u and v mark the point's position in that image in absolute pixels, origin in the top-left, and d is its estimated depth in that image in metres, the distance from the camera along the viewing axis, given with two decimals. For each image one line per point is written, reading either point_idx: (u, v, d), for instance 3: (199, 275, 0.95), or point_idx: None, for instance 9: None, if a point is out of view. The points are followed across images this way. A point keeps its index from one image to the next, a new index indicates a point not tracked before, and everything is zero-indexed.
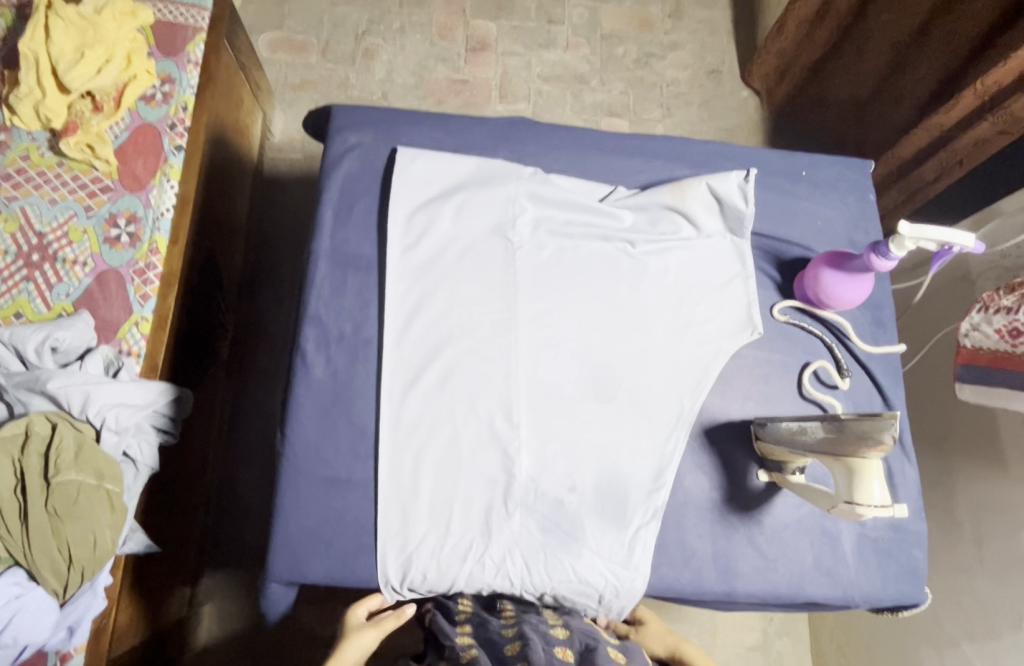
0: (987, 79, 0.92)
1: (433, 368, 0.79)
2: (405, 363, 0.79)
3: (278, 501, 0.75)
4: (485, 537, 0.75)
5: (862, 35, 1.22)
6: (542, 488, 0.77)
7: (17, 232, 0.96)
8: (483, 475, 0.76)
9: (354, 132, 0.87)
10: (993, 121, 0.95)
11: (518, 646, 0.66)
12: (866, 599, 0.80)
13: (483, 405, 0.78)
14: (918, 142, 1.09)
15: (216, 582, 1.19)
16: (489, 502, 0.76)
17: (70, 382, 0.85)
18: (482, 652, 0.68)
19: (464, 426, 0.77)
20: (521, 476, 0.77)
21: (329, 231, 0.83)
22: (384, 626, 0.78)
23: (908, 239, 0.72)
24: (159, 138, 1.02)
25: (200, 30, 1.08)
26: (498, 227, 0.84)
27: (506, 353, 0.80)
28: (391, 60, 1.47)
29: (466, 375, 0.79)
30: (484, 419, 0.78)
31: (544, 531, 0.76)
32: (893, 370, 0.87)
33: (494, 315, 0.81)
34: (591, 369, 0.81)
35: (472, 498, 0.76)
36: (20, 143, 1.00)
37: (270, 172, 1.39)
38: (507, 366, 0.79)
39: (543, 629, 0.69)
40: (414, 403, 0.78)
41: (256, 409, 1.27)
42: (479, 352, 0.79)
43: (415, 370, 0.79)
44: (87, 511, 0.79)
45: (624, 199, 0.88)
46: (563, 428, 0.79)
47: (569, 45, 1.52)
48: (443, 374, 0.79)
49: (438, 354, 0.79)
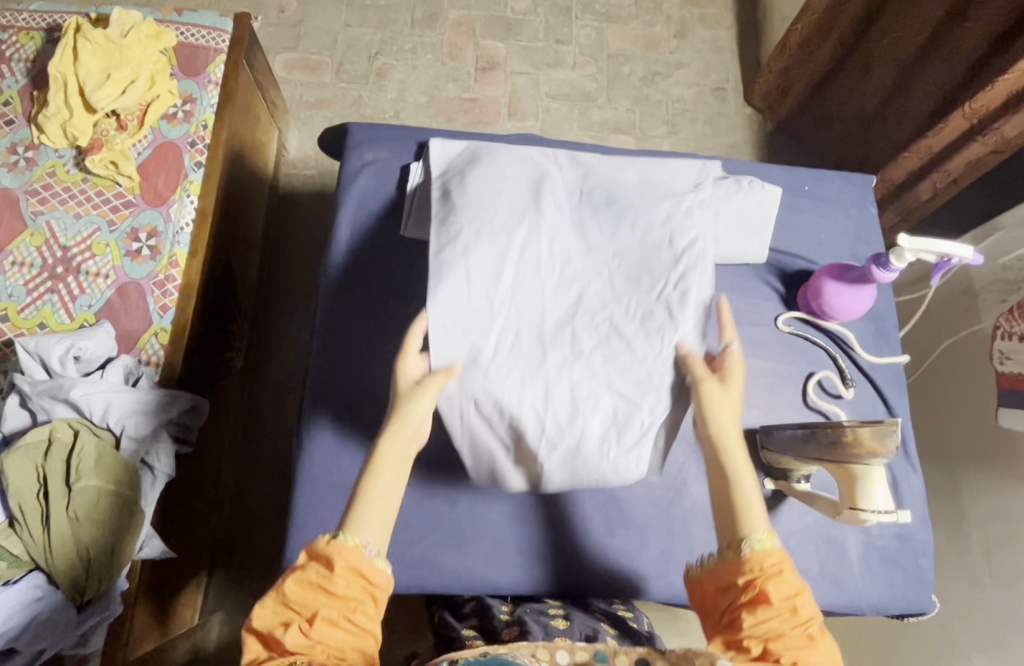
0: (974, 104, 0.96)
1: (479, 243, 0.68)
2: (437, 237, 0.68)
3: (292, 506, 0.77)
4: (550, 376, 0.67)
5: (866, 55, 1.23)
6: (613, 317, 0.68)
7: (43, 246, 1.00)
8: (540, 344, 0.67)
9: (369, 149, 0.89)
10: (983, 143, 0.98)
11: (515, 633, 0.75)
12: (872, 607, 0.80)
13: (543, 231, 0.70)
14: (907, 166, 1.12)
15: (226, 589, 1.20)
16: (567, 372, 0.67)
17: (93, 390, 0.87)
18: (485, 642, 0.76)
19: (504, 357, 0.67)
20: (586, 329, 0.68)
21: (346, 244, 0.86)
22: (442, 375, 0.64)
23: (908, 252, 0.73)
24: (179, 155, 1.05)
25: (220, 52, 1.12)
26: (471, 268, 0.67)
27: (547, 217, 0.71)
28: (403, 79, 1.51)
29: (519, 247, 0.69)
30: (532, 310, 0.68)
31: (623, 343, 0.67)
32: (898, 381, 0.88)
33: (514, 176, 0.73)
34: (636, 174, 0.77)
35: (529, 382, 0.66)
36: (47, 160, 1.04)
37: (285, 189, 1.43)
38: (562, 250, 0.70)
39: (545, 620, 0.77)
40: (456, 301, 0.66)
41: (268, 418, 1.29)
42: (514, 217, 0.69)
43: (451, 234, 0.68)
44: (107, 516, 0.82)
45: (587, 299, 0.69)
46: (624, 279, 0.69)
47: (576, 65, 1.56)
48: (481, 236, 0.68)
49: (475, 203, 0.70)
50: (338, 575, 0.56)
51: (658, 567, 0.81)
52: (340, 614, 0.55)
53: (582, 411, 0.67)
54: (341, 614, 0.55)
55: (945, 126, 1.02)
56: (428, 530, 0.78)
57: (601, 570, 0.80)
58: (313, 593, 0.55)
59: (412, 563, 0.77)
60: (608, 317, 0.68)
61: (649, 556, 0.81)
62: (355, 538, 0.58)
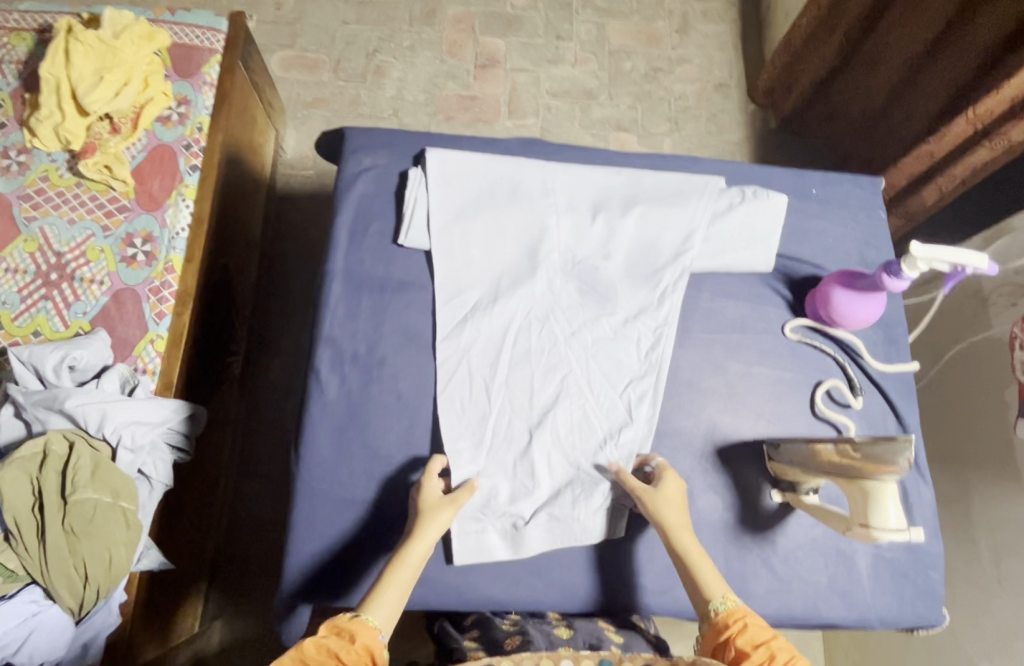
0: (979, 108, 0.94)
1: (481, 322, 0.81)
2: (447, 326, 0.81)
3: (293, 521, 0.76)
4: (535, 456, 0.79)
5: (874, 51, 1.21)
6: (588, 404, 0.81)
7: (37, 252, 0.98)
8: (528, 426, 0.79)
9: (367, 154, 0.87)
10: (990, 147, 0.96)
11: (518, 641, 0.75)
12: (881, 621, 0.79)
13: (534, 319, 0.82)
14: (909, 170, 1.10)
15: (226, 598, 1.19)
16: (548, 453, 0.79)
17: (87, 400, 0.85)
18: (486, 652, 0.76)
19: (499, 440, 0.79)
20: (565, 414, 0.80)
21: (343, 252, 0.84)
22: (459, 500, 0.72)
23: (920, 261, 0.71)
24: (174, 158, 1.04)
25: (215, 53, 1.10)
26: (466, 347, 0.81)
27: (539, 304, 0.83)
28: (401, 77, 1.48)
29: (513, 335, 0.81)
30: (523, 397, 0.80)
31: (594, 428, 0.80)
32: (907, 389, 0.86)
33: (514, 262, 0.84)
34: (628, 238, 0.86)
35: (518, 460, 0.78)
36: (40, 164, 1.02)
37: (283, 190, 1.41)
38: (550, 338, 0.82)
39: (548, 629, 0.78)
40: (461, 388, 0.80)
41: (268, 424, 1.28)
42: (510, 308, 0.82)
43: (458, 327, 0.81)
44: (103, 529, 0.80)
45: (562, 378, 0.81)
46: (599, 367, 0.82)
47: (577, 61, 1.53)
48: (482, 327, 0.81)
49: (479, 290, 0.83)
50: (354, 647, 0.59)
51: (664, 582, 0.79)
52: None
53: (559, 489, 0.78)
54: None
55: (948, 131, 1.00)
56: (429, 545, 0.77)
57: (605, 584, 0.79)
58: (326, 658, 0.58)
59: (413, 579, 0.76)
60: (583, 403, 0.81)
61: (654, 571, 0.79)
62: (374, 619, 0.62)
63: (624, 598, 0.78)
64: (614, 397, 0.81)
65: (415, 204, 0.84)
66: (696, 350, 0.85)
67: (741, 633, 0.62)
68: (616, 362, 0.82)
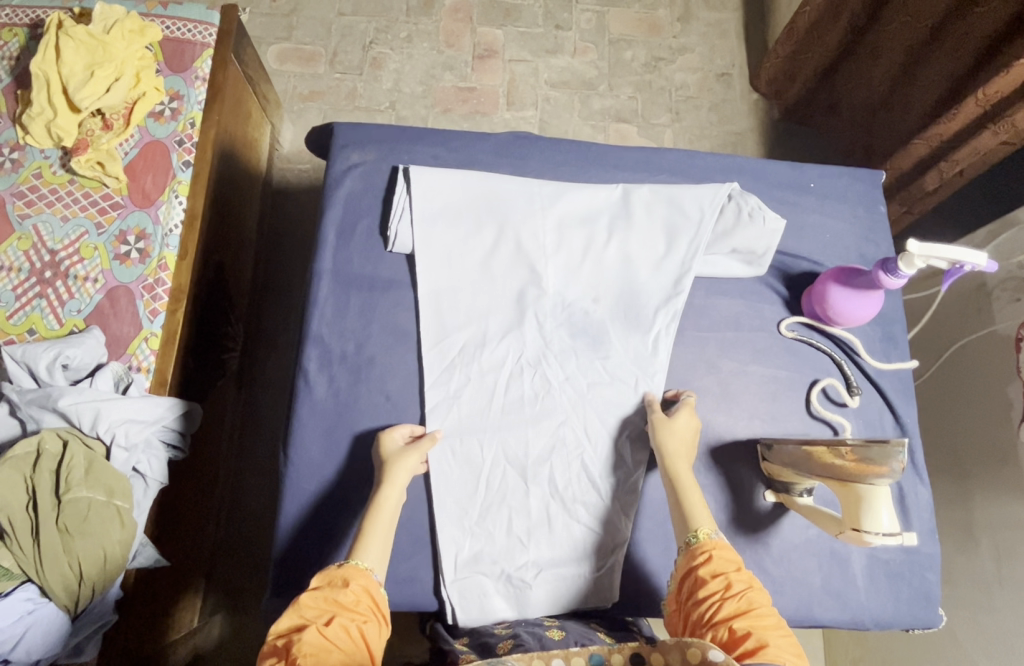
0: (989, 89, 0.92)
1: (470, 370, 0.80)
2: (435, 371, 0.80)
3: (280, 521, 0.76)
4: (530, 511, 0.77)
5: (878, 40, 1.16)
6: (580, 454, 0.79)
7: (31, 249, 0.98)
8: (521, 476, 0.78)
9: (357, 151, 0.86)
10: (994, 131, 0.94)
11: (509, 645, 0.68)
12: (875, 622, 0.78)
13: (525, 365, 0.81)
14: (916, 154, 1.08)
15: (225, 592, 1.20)
16: (542, 505, 0.78)
17: (81, 399, 0.85)
18: (477, 656, 0.69)
19: (491, 491, 0.77)
20: (557, 461, 0.79)
21: (332, 250, 0.83)
22: (422, 446, 0.73)
23: (918, 257, 0.70)
24: (167, 155, 1.03)
25: (207, 46, 1.08)
26: (454, 394, 0.79)
27: (529, 350, 0.81)
28: (399, 69, 1.47)
29: (503, 382, 0.80)
30: (515, 445, 0.79)
31: (585, 473, 0.79)
32: (904, 388, 0.85)
33: (503, 309, 0.82)
34: (616, 274, 0.84)
35: (511, 515, 0.77)
36: (32, 161, 1.01)
37: (279, 183, 1.40)
38: (542, 385, 0.80)
39: (539, 631, 0.71)
40: (453, 436, 0.78)
41: (266, 419, 1.28)
42: (500, 353, 0.81)
43: (446, 372, 0.80)
44: (98, 527, 0.80)
45: (552, 427, 0.79)
46: (592, 413, 0.80)
47: (576, 51, 1.51)
48: (471, 372, 0.80)
49: (467, 334, 0.81)
50: (349, 591, 0.58)
51: (656, 583, 0.78)
52: (346, 624, 0.56)
53: (557, 538, 0.77)
54: (354, 623, 0.56)
55: (956, 112, 0.98)
56: (420, 544, 0.76)
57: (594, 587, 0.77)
58: (328, 605, 0.57)
59: (401, 579, 0.75)
60: (577, 452, 0.79)
61: (646, 571, 0.78)
62: (366, 562, 0.62)
63: (617, 599, 0.78)
64: (601, 445, 0.79)
65: (401, 215, 0.82)
66: (689, 348, 0.84)
67: (705, 564, 0.61)
68: (605, 405, 0.80)
